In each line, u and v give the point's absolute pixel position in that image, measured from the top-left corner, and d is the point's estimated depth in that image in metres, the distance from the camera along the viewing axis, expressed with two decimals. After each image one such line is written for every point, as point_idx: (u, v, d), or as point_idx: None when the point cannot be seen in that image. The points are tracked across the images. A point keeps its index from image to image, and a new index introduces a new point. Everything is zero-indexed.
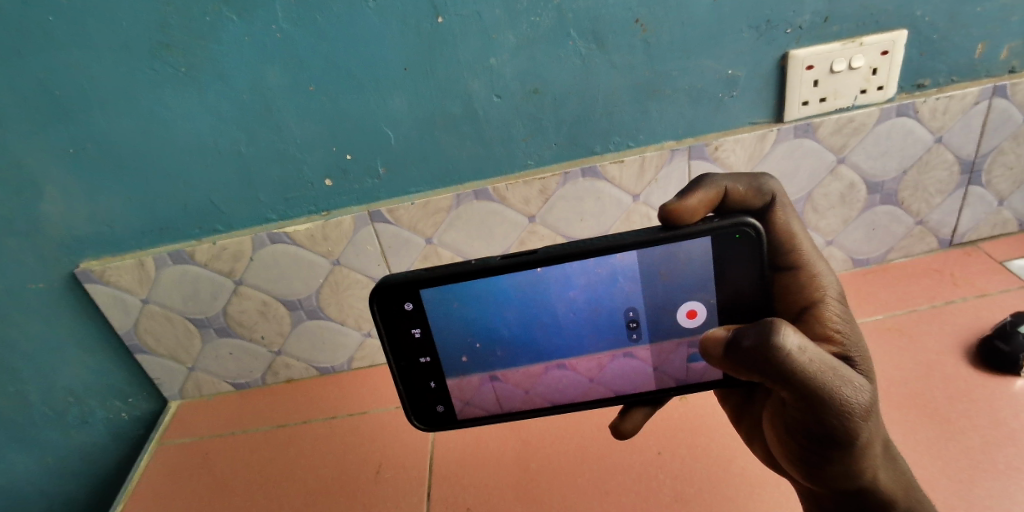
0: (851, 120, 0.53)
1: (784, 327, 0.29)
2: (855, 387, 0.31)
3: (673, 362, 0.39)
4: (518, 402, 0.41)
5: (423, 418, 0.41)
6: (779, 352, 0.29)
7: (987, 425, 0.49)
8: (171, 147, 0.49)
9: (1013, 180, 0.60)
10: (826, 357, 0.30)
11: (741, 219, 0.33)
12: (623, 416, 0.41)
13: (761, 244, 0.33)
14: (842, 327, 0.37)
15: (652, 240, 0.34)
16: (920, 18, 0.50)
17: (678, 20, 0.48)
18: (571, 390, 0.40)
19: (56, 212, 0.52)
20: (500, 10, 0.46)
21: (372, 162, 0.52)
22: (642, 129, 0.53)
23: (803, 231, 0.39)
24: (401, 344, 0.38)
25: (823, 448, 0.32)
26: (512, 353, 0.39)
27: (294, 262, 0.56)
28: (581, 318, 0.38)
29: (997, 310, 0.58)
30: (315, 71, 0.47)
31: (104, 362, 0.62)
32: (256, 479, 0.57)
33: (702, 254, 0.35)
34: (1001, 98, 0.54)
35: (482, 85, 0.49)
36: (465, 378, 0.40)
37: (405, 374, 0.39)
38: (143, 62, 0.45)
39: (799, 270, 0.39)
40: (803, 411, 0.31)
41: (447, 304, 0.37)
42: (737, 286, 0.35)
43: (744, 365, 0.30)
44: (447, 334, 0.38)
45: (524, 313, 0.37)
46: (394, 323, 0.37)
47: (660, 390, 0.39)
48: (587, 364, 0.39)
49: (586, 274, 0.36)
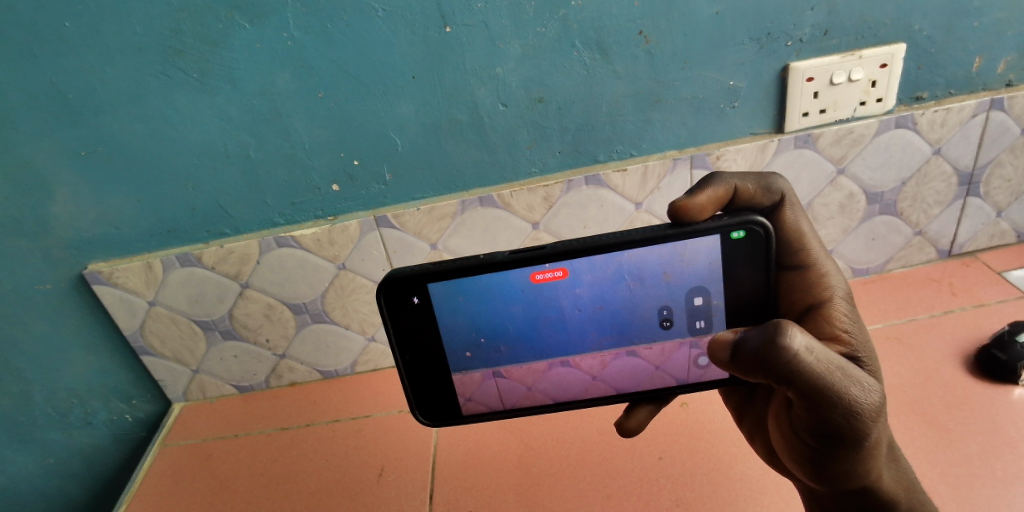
0: (851, 131, 0.54)
1: (790, 327, 0.30)
2: (865, 387, 0.31)
3: (675, 360, 0.39)
4: (519, 398, 0.41)
5: (427, 413, 0.42)
6: (786, 352, 0.29)
7: (984, 431, 0.49)
8: (180, 151, 0.50)
9: (1010, 192, 0.61)
10: (833, 357, 0.31)
11: (749, 218, 0.34)
12: (628, 413, 0.41)
13: (767, 243, 0.34)
14: (850, 327, 0.37)
15: (659, 237, 0.34)
16: (918, 31, 0.51)
17: (680, 32, 0.49)
18: (574, 386, 0.40)
19: (65, 214, 0.52)
20: (507, 20, 0.46)
21: (378, 167, 0.53)
22: (645, 138, 0.54)
23: (811, 231, 0.39)
24: (406, 340, 0.39)
25: (833, 450, 0.32)
26: (515, 349, 0.39)
27: (299, 264, 0.56)
28: (585, 316, 0.38)
29: (995, 319, 0.59)
30: (325, 77, 0.48)
31: (108, 362, 0.62)
32: (258, 480, 0.58)
33: (709, 253, 0.35)
34: (998, 110, 0.55)
35: (488, 92, 0.50)
36: (468, 374, 0.40)
37: (410, 370, 0.40)
38: (157, 67, 0.46)
39: (806, 269, 0.40)
40: (810, 413, 0.32)
41: (454, 298, 0.37)
42: (742, 286, 0.36)
43: (749, 365, 0.31)
44: (454, 331, 0.38)
45: (530, 310, 0.38)
46: (400, 319, 0.38)
47: (663, 387, 0.40)
48: (590, 362, 0.40)
49: (592, 272, 0.36)
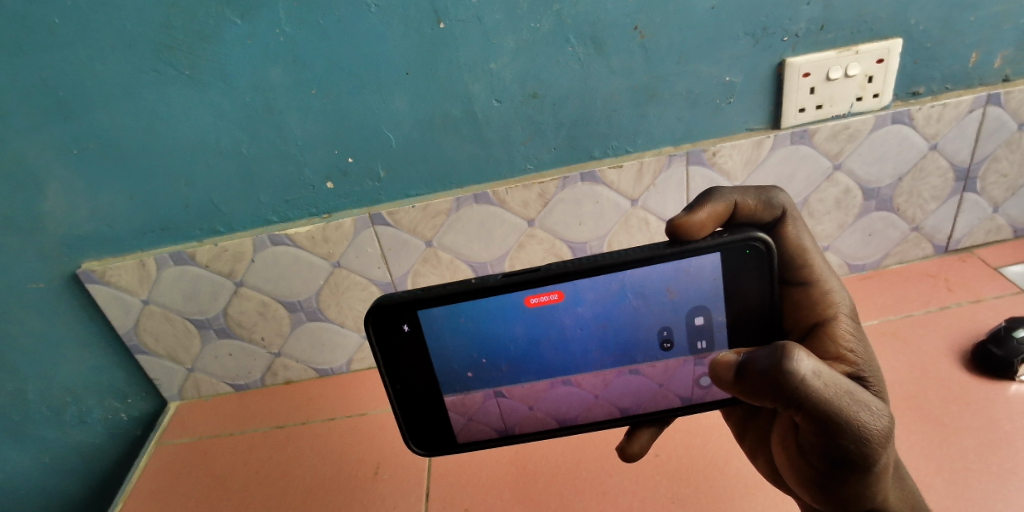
0: (847, 127, 0.54)
1: (798, 350, 0.30)
2: (873, 412, 0.31)
3: (678, 379, 0.39)
4: (520, 417, 0.41)
5: (421, 442, 0.41)
6: (794, 377, 0.29)
7: (980, 426, 0.49)
8: (172, 148, 0.50)
9: (1007, 187, 0.61)
10: (840, 381, 0.31)
11: (750, 234, 0.33)
12: (629, 438, 0.41)
13: (770, 259, 0.34)
14: (855, 346, 0.37)
15: (659, 255, 0.34)
16: (914, 26, 0.51)
17: (676, 26, 0.48)
18: (576, 407, 0.40)
19: (56, 210, 0.52)
20: (501, 14, 0.46)
21: (373, 163, 0.52)
22: (641, 133, 0.53)
23: (814, 246, 0.39)
24: (398, 368, 0.38)
25: (842, 474, 0.32)
26: (518, 369, 0.39)
27: (294, 262, 0.56)
28: (587, 335, 0.38)
29: (991, 313, 0.59)
30: (316, 73, 0.47)
31: (103, 360, 0.62)
32: (255, 477, 0.58)
33: (710, 271, 0.35)
34: (995, 105, 0.55)
35: (482, 87, 0.49)
36: (469, 394, 0.40)
37: (403, 397, 0.40)
38: (147, 63, 0.46)
39: (811, 286, 0.39)
40: (819, 438, 0.31)
41: (451, 320, 0.37)
42: (746, 302, 0.36)
43: (757, 387, 0.31)
44: (453, 352, 0.38)
45: (532, 329, 0.37)
46: (391, 347, 0.37)
47: (666, 407, 0.40)
48: (592, 381, 0.39)
49: (594, 291, 0.36)
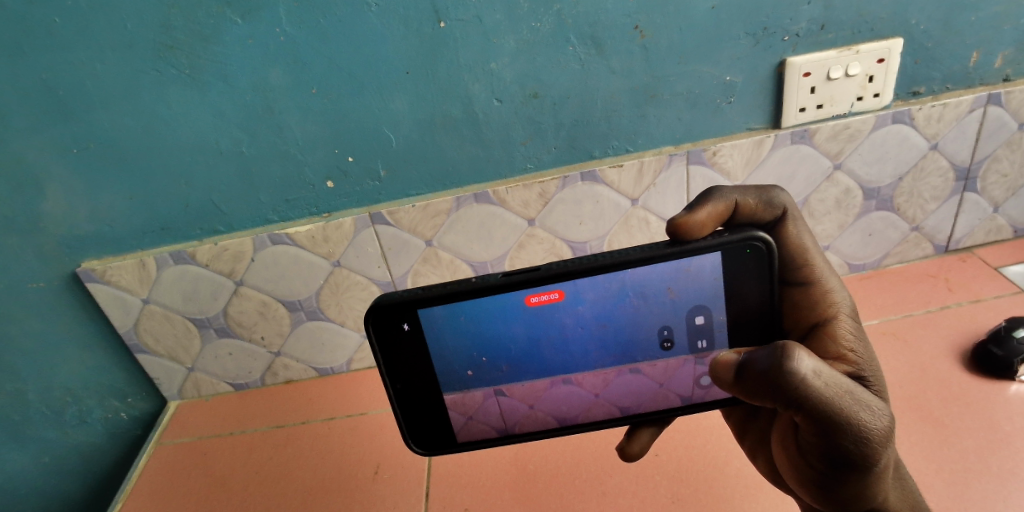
0: (848, 127, 0.54)
1: (798, 350, 0.30)
2: (873, 412, 0.31)
3: (678, 379, 0.39)
4: (520, 417, 0.41)
5: (421, 441, 0.41)
6: (794, 376, 0.29)
7: (980, 427, 0.49)
8: (172, 148, 0.50)
9: (1007, 188, 0.61)
10: (840, 381, 0.31)
11: (750, 234, 0.34)
12: (629, 438, 0.41)
13: (770, 259, 0.34)
14: (855, 346, 0.37)
15: (659, 255, 0.34)
16: (915, 26, 0.51)
17: (676, 26, 0.48)
18: (576, 407, 0.40)
19: (56, 210, 0.52)
20: (501, 14, 0.46)
21: (373, 163, 0.52)
22: (641, 133, 0.53)
23: (814, 246, 0.39)
24: (398, 367, 0.38)
25: (842, 475, 0.32)
26: (518, 368, 0.39)
27: (294, 262, 0.56)
28: (587, 335, 0.38)
29: (991, 314, 0.59)
30: (316, 74, 0.47)
31: (103, 360, 0.62)
32: (255, 478, 0.58)
33: (710, 270, 0.35)
34: (995, 106, 0.55)
35: (482, 87, 0.49)
36: (469, 394, 0.40)
37: (403, 397, 0.40)
38: (147, 63, 0.46)
39: (811, 285, 0.39)
40: (819, 438, 0.31)
41: (451, 320, 0.37)
42: (746, 302, 0.36)
43: (757, 387, 0.31)
44: (453, 352, 0.38)
45: (532, 329, 0.37)
46: (391, 347, 0.37)
47: (666, 406, 0.40)
48: (592, 381, 0.39)
49: (594, 291, 0.36)
